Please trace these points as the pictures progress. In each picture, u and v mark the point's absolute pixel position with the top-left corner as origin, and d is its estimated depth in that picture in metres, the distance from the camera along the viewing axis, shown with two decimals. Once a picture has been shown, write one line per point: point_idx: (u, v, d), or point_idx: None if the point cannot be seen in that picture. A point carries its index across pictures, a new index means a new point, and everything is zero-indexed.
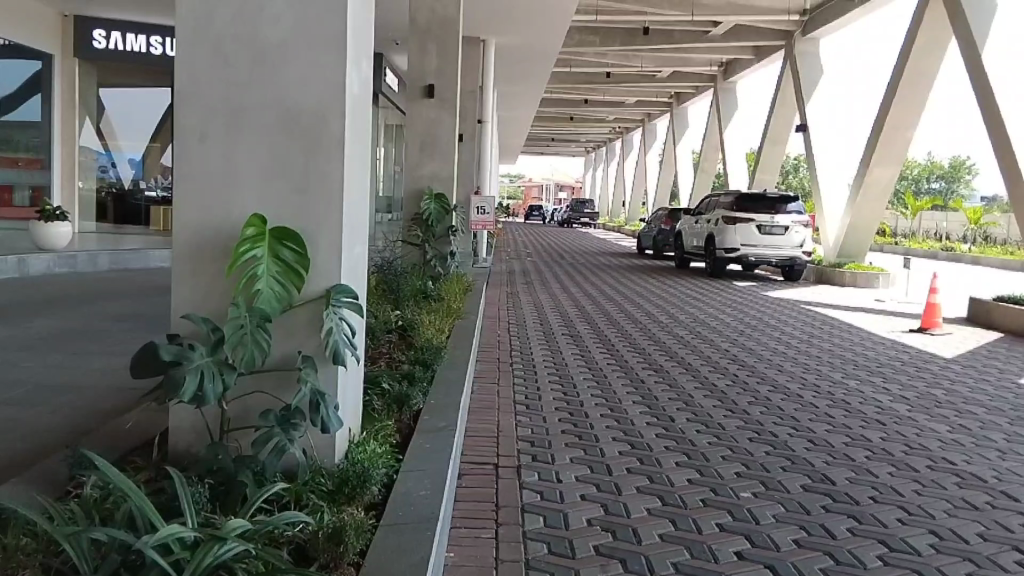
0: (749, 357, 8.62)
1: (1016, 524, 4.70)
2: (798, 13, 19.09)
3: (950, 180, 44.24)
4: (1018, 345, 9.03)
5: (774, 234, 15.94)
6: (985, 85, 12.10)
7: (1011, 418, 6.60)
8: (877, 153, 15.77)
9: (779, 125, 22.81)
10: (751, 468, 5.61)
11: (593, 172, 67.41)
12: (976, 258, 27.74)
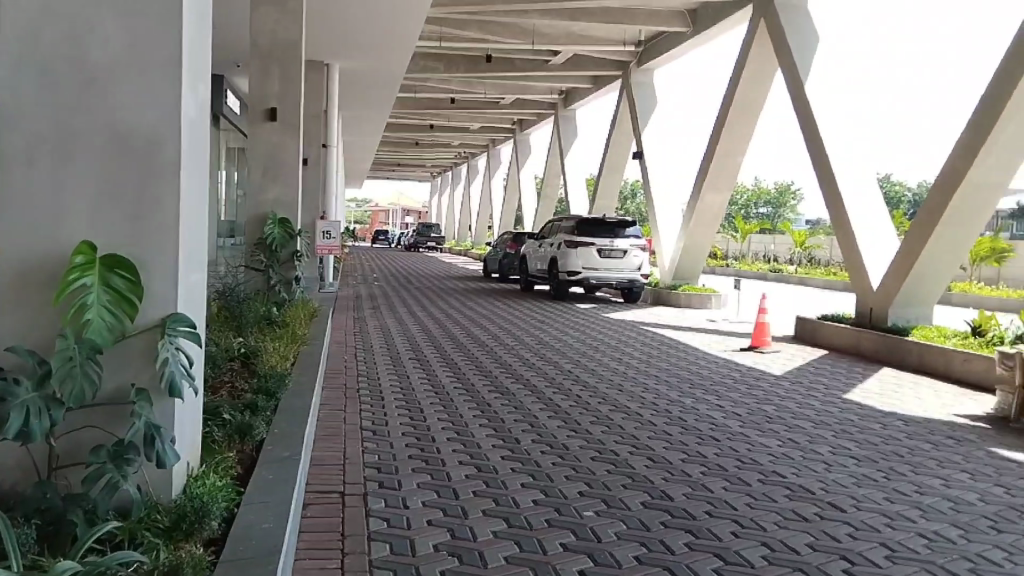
0: (590, 377, 8.99)
1: (841, 533, 5.14)
2: (632, 44, 20.13)
3: (776, 206, 47.79)
4: (839, 361, 9.86)
5: (612, 257, 16.68)
6: (807, 110, 12.53)
7: (835, 429, 7.07)
8: (708, 180, 16.86)
9: (615, 154, 23.90)
10: (594, 487, 5.87)
11: (437, 197, 67.97)
12: (801, 280, 30.09)
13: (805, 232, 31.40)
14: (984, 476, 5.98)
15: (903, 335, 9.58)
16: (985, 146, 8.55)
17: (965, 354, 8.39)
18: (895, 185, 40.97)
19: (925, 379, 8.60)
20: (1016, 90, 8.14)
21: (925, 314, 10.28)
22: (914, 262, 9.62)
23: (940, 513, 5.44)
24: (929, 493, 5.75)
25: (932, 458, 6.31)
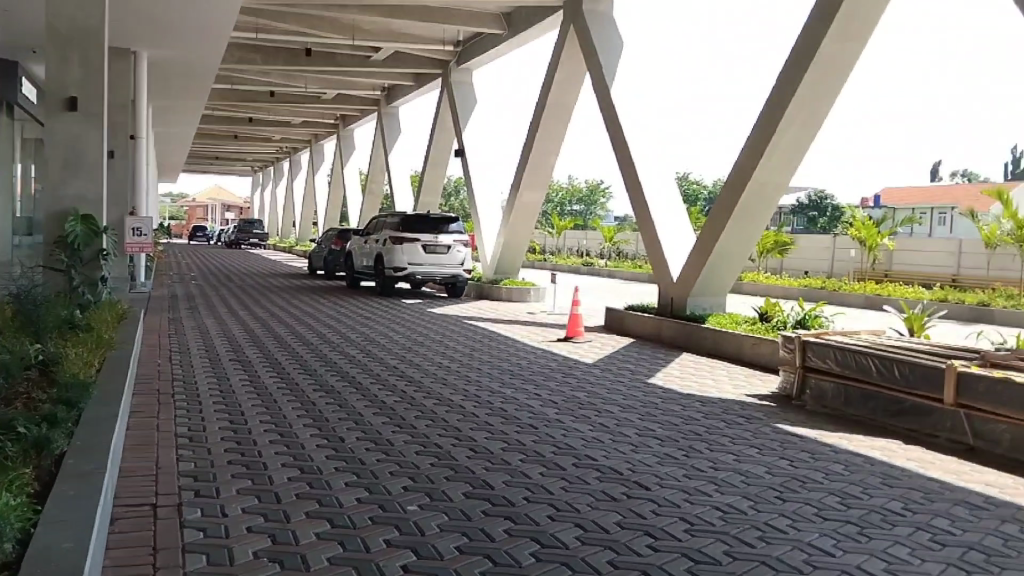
0: (416, 371, 9.08)
1: (647, 510, 5.51)
2: (450, 44, 20.31)
3: (588, 203, 49.89)
4: (645, 348, 10.51)
5: (437, 253, 16.83)
6: (613, 115, 13.10)
7: (641, 412, 7.54)
8: (526, 179, 17.04)
9: (437, 152, 24.03)
10: (418, 480, 5.96)
11: (260, 192, 65.59)
12: (612, 271, 31.71)
13: (614, 227, 33.11)
14: (770, 450, 6.44)
15: (700, 322, 10.35)
16: (765, 151, 9.41)
17: (753, 337, 9.18)
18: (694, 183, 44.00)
19: (718, 363, 9.34)
20: (793, 101, 8.96)
21: (718, 304, 11.16)
22: (708, 255, 10.42)
23: (733, 486, 5.88)
24: (723, 467, 6.22)
25: (726, 435, 6.81)
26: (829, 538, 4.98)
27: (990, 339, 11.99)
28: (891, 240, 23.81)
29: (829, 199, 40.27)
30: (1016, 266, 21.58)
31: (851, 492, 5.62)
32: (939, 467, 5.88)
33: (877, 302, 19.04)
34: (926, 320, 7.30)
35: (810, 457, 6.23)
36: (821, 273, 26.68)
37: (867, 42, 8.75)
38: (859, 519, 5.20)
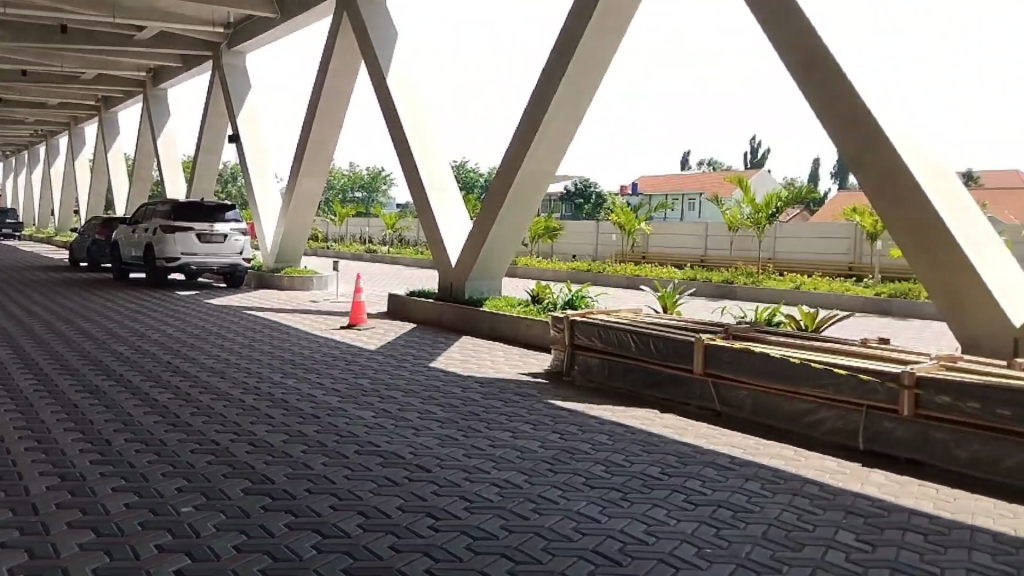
0: (192, 366, 8.66)
1: (428, 492, 5.55)
2: (221, 26, 19.32)
3: (369, 189, 51.45)
4: (426, 332, 10.66)
5: (213, 242, 16.07)
6: (390, 104, 12.64)
7: (422, 396, 7.62)
8: (304, 167, 16.42)
9: (210, 135, 22.74)
10: (193, 480, 5.71)
11: (10, 178, 59.29)
12: (395, 254, 31.98)
13: (394, 214, 33.17)
14: (543, 425, 6.62)
15: (477, 305, 10.72)
16: (534, 142, 9.82)
17: (526, 318, 9.60)
18: (474, 173, 45.21)
19: (495, 344, 9.69)
20: (558, 90, 9.36)
21: (495, 285, 11.54)
22: (485, 239, 10.73)
23: (510, 463, 6.01)
24: (500, 445, 6.35)
25: (504, 414, 6.96)
26: (596, 506, 5.17)
27: (730, 313, 13.15)
28: (648, 226, 25.63)
29: (593, 187, 42.98)
30: (755, 246, 24.02)
31: (614, 460, 5.84)
32: (693, 433, 6.09)
33: (636, 283, 20.34)
34: (677, 298, 7.86)
35: (578, 430, 6.44)
36: (587, 256, 28.14)
37: (621, 38, 9.34)
38: (622, 485, 5.44)
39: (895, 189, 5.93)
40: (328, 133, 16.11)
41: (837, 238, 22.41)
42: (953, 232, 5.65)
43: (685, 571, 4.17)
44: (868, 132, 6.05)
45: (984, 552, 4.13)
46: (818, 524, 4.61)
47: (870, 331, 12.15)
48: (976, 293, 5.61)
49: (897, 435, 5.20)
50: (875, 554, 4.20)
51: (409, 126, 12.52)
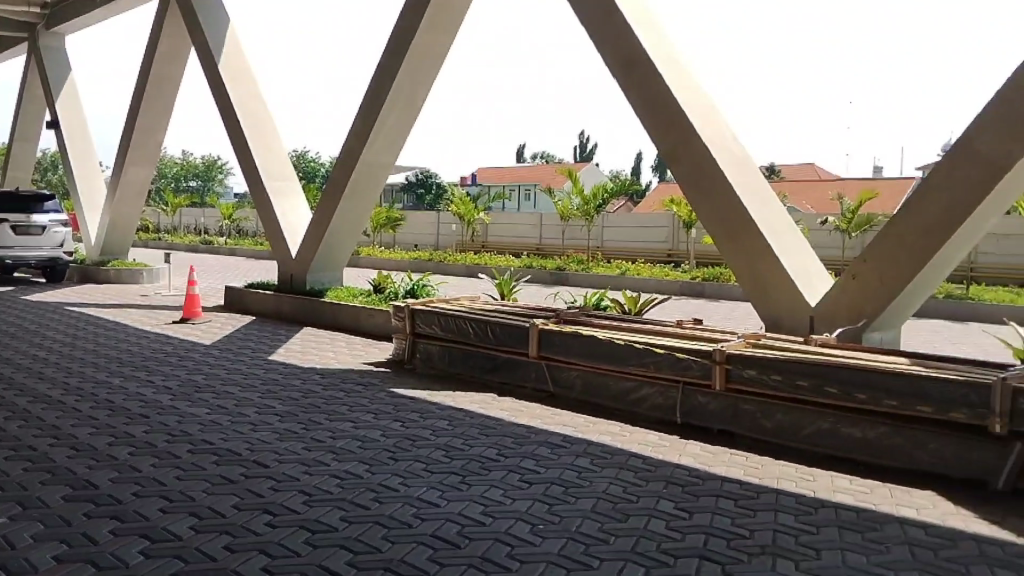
0: (5, 368, 8.02)
1: (266, 488, 5.16)
2: (37, 5, 17.95)
3: (205, 178, 50.00)
4: (266, 325, 10.42)
5: (30, 234, 15.06)
6: (223, 93, 12.18)
7: (260, 391, 7.42)
8: (131, 155, 15.59)
9: (26, 121, 21.09)
10: (7, 490, 5.19)
11: None
12: (233, 245, 30.96)
13: (231, 205, 32.05)
14: (384, 413, 6.56)
15: (319, 297, 10.64)
16: (370, 134, 9.80)
17: (368, 308, 9.60)
18: (316, 164, 44.43)
19: (337, 335, 9.64)
20: (393, 84, 9.38)
21: (337, 276, 11.56)
22: (326, 231, 10.63)
23: (350, 453, 5.77)
24: (341, 436, 6.15)
25: (344, 404, 6.89)
26: (435, 490, 5.04)
27: (561, 299, 14.13)
28: (485, 216, 26.32)
29: (433, 177, 43.25)
30: (584, 236, 25.27)
31: (454, 445, 5.76)
32: (529, 414, 6.22)
33: (475, 271, 20.76)
34: (514, 286, 8.10)
35: (418, 417, 6.43)
36: (429, 246, 28.64)
37: (455, 34, 9.43)
38: (461, 468, 5.36)
39: (704, 182, 6.33)
40: (157, 121, 15.40)
41: (658, 227, 23.82)
42: (757, 223, 6.10)
43: (519, 547, 4.19)
44: (680, 129, 6.42)
45: (788, 512, 4.43)
46: (642, 494, 4.80)
47: (688, 312, 13.01)
48: (777, 276, 6.09)
49: (710, 407, 5.51)
50: (692, 521, 4.43)
51: (243, 113, 12.08)
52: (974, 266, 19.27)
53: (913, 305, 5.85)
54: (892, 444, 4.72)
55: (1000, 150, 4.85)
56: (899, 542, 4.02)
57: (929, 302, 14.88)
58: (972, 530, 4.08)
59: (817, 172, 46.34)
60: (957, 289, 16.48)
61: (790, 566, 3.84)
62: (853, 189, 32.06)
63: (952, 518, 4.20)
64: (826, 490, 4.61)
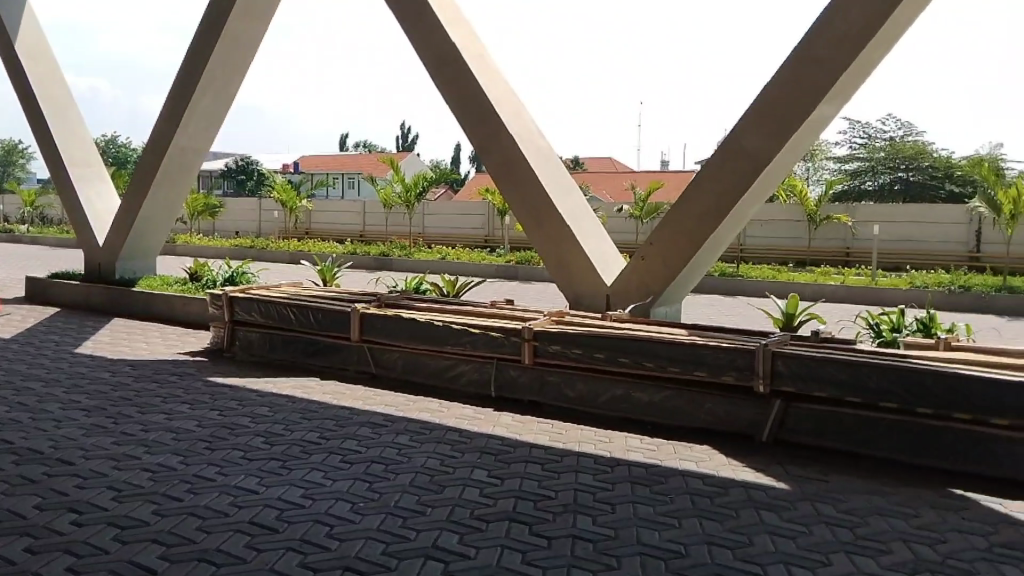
0: None
1: (71, 486, 4.88)
2: None
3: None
4: (70, 317, 9.87)
5: None
6: (18, 72, 11.33)
7: (65, 386, 7.06)
8: None
9: None
10: None
11: None
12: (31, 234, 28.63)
13: (28, 192, 29.62)
14: (201, 403, 6.45)
15: (131, 287, 10.27)
16: (182, 120, 9.52)
17: (184, 297, 9.36)
18: (127, 150, 41.87)
19: (150, 325, 9.34)
20: (205, 68, 9.16)
21: (150, 265, 11.17)
22: (136, 217, 10.22)
23: (164, 445, 5.62)
24: (154, 428, 5.97)
25: (158, 396, 6.70)
26: (254, 477, 5.00)
27: (380, 283, 14.43)
28: (307, 203, 26.00)
29: (254, 164, 42.01)
30: (406, 222, 25.53)
31: (274, 431, 5.77)
32: (350, 396, 6.37)
33: (297, 257, 20.49)
34: (335, 271, 8.22)
35: (238, 404, 6.38)
36: (250, 234, 27.89)
37: (270, 21, 9.35)
38: (281, 454, 5.34)
39: (512, 171, 6.72)
40: None
41: (474, 214, 24.38)
42: (559, 211, 6.55)
43: (339, 527, 4.24)
44: (489, 122, 6.77)
45: (588, 472, 4.81)
46: (457, 465, 4.98)
47: (502, 294, 13.61)
48: (577, 259, 6.61)
49: (521, 380, 5.91)
50: (504, 486, 4.66)
51: (41, 94, 11.31)
52: (745, 247, 21.33)
53: (691, 283, 6.56)
54: (677, 406, 5.28)
55: (760, 148, 5.54)
56: (682, 492, 4.50)
57: (708, 280, 16.41)
58: (741, 476, 4.64)
59: (617, 165, 49.45)
60: (730, 267, 18.26)
61: (589, 523, 4.21)
62: (647, 181, 34.58)
63: (724, 468, 4.75)
64: (621, 450, 5.08)
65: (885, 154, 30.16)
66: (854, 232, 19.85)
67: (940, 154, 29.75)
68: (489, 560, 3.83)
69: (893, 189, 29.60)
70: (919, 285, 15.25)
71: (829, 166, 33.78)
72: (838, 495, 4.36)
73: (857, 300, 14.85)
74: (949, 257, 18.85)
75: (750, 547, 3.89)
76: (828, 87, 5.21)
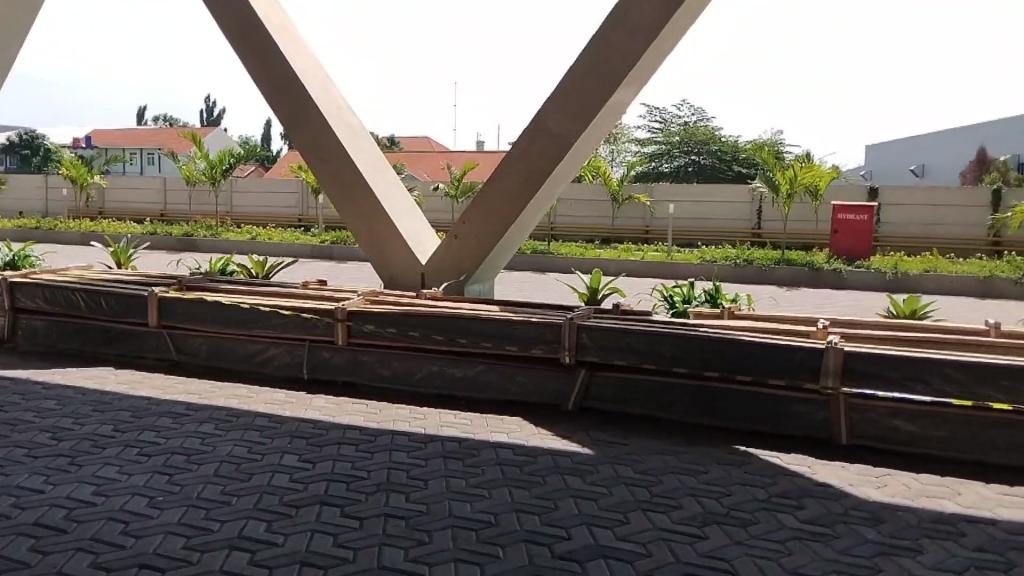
0: None
1: None
2: None
3: None
4: None
5: None
6: None
7: None
8: None
9: None
10: None
11: None
12: None
13: None
14: None
15: None
16: None
17: None
18: None
19: None
20: None
21: None
22: None
23: None
24: None
25: None
26: (38, 476, 4.59)
27: (184, 265, 13.71)
28: (102, 179, 24.19)
29: (41, 139, 38.60)
30: (212, 200, 24.38)
31: (62, 425, 5.32)
32: (150, 385, 6.01)
33: (87, 238, 19.02)
34: (131, 253, 7.72)
35: (20, 399, 5.81)
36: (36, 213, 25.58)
37: None
38: (70, 450, 4.94)
39: (323, 149, 6.58)
40: None
41: (286, 193, 23.71)
42: (373, 189, 6.50)
43: (135, 523, 3.99)
44: (297, 99, 6.58)
45: (401, 450, 4.80)
46: (265, 452, 4.81)
47: (313, 276, 13.37)
48: (391, 240, 6.61)
49: (334, 361, 5.83)
50: (315, 470, 4.56)
51: None
52: (555, 226, 22.07)
53: (503, 260, 6.75)
54: (489, 381, 5.40)
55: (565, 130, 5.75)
56: (493, 463, 4.59)
57: (520, 257, 16.93)
58: (549, 445, 4.81)
59: (430, 145, 49.80)
60: (541, 244, 18.91)
61: (401, 500, 4.21)
62: (461, 162, 35.14)
63: (533, 437, 4.92)
64: (435, 426, 5.12)
65: (680, 138, 32.43)
66: (653, 211, 21.13)
67: (727, 139, 32.39)
68: (298, 546, 3.74)
69: (687, 171, 31.91)
70: (709, 259, 16.52)
71: (629, 149, 35.79)
72: (637, 457, 4.62)
73: (654, 274, 15.90)
74: (736, 234, 20.51)
75: (557, 512, 4.04)
76: (624, 74, 5.47)
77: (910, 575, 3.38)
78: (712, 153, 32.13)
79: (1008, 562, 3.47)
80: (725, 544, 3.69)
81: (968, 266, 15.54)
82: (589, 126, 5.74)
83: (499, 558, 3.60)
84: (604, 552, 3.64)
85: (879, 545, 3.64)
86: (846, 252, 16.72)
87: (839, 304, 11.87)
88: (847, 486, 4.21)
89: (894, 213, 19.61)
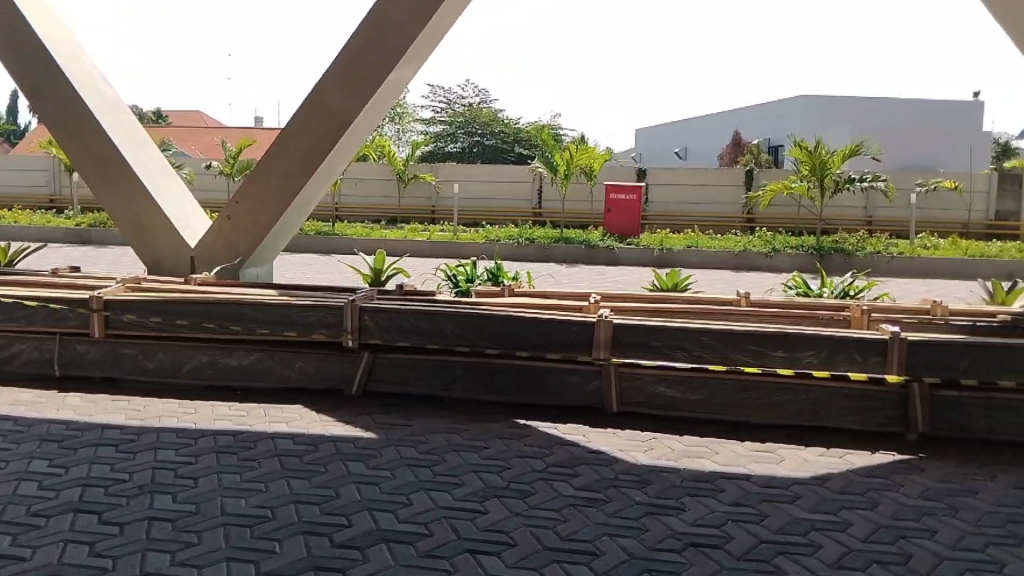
0: None
1: None
2: None
3: None
4: None
5: None
6: None
7: None
8: None
9: None
10: None
11: None
12: None
13: None
14: None
15: None
16: None
17: None
18: None
19: None
20: None
21: None
22: None
23: None
24: None
25: None
26: None
27: None
28: None
29: None
30: None
31: None
32: None
33: None
34: None
35: None
36: None
37: None
38: None
39: (75, 124, 6.06)
40: None
41: (37, 170, 21.79)
42: (132, 167, 6.07)
43: None
44: (42, 68, 6.00)
45: (167, 448, 4.48)
46: (9, 459, 4.32)
47: (66, 262, 12.27)
48: (155, 222, 6.22)
49: (90, 356, 5.36)
50: (68, 476, 4.15)
51: None
52: (340, 206, 21.68)
53: (281, 243, 6.53)
54: (267, 368, 5.19)
55: (339, 108, 5.64)
56: (270, 455, 4.40)
57: (303, 238, 16.51)
58: (331, 432, 4.68)
59: (209, 121, 47.31)
60: (324, 226, 18.54)
61: (167, 501, 3.92)
62: (238, 140, 33.64)
63: (312, 425, 4.77)
64: (206, 420, 4.84)
65: (464, 120, 32.98)
66: (437, 191, 21.31)
67: (509, 121, 33.39)
68: (47, 558, 3.38)
69: (473, 151, 32.47)
70: (492, 239, 16.86)
71: (416, 129, 35.85)
72: (420, 438, 4.59)
73: (437, 253, 16.07)
74: (517, 213, 21.15)
75: (337, 499, 3.93)
76: (399, 53, 5.44)
77: (673, 533, 3.57)
78: (496, 134, 32.90)
79: (758, 512, 3.76)
80: (504, 517, 3.74)
81: (722, 242, 16.87)
82: (367, 105, 5.65)
83: (275, 552, 3.44)
84: (384, 536, 3.57)
85: (644, 506, 3.83)
86: (619, 231, 17.63)
87: (608, 279, 12.53)
88: (616, 452, 4.41)
89: (658, 192, 20.98)
